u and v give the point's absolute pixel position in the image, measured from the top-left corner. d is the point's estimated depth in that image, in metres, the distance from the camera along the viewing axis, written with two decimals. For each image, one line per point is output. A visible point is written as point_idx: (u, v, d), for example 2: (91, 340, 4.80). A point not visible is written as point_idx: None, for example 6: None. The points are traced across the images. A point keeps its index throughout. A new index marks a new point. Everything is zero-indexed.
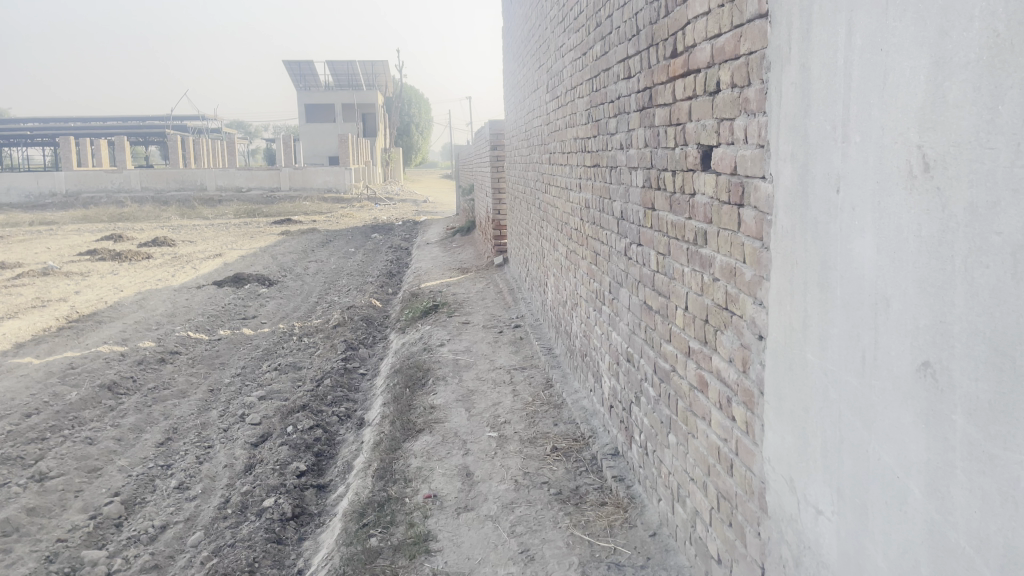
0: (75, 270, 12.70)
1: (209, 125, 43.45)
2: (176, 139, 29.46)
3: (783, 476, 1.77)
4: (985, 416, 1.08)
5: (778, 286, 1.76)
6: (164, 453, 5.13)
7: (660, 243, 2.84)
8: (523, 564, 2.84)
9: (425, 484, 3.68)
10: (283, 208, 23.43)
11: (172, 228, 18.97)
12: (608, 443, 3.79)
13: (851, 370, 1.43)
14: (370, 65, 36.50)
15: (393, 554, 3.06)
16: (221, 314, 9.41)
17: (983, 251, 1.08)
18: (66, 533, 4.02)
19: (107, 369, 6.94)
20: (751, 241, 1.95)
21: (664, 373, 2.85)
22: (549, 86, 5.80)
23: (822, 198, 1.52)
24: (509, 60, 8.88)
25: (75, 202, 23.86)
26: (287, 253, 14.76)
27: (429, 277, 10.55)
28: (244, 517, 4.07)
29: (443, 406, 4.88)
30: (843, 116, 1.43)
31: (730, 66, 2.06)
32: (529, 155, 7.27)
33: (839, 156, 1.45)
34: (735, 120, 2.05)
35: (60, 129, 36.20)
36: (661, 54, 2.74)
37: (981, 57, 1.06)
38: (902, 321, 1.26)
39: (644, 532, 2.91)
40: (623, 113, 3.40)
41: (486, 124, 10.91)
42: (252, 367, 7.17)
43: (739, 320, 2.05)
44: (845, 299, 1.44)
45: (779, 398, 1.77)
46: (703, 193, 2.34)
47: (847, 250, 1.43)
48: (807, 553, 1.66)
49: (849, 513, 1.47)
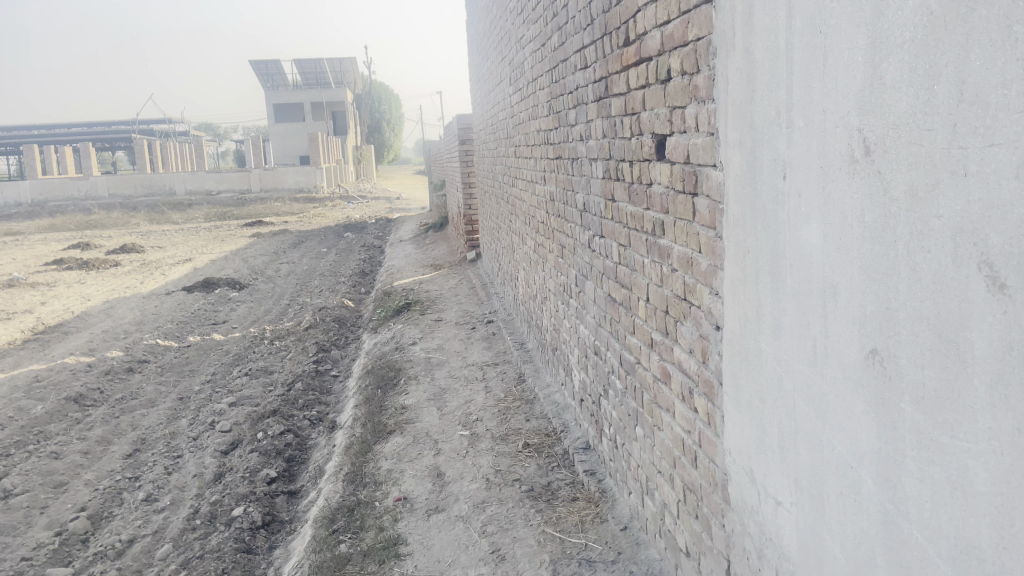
0: (41, 280, 12.45)
1: (176, 129, 42.88)
2: (143, 144, 29.06)
3: (743, 467, 1.75)
4: (932, 404, 1.05)
5: (732, 275, 1.73)
6: (132, 464, 5.04)
7: (621, 234, 2.81)
8: (494, 564, 2.81)
9: (395, 487, 3.63)
10: (254, 209, 23.19)
11: (142, 234, 18.70)
12: (579, 437, 3.76)
13: (803, 360, 1.41)
14: (337, 64, 36.20)
15: (363, 559, 3.02)
16: (191, 320, 9.29)
17: (923, 235, 1.05)
18: (31, 551, 3.92)
19: (73, 381, 6.80)
20: (705, 231, 1.92)
21: (629, 365, 2.82)
22: (512, 78, 5.74)
23: (770, 185, 1.49)
24: (473, 55, 8.81)
25: (40, 211, 23.42)
26: (259, 256, 14.59)
27: (401, 275, 10.48)
28: (213, 527, 4.01)
29: (414, 406, 4.83)
30: (786, 101, 1.41)
31: (679, 53, 2.03)
32: (496, 149, 7.22)
33: (784, 142, 1.42)
34: (686, 108, 2.01)
35: (23, 137, 35.49)
36: (614, 43, 2.71)
37: (916, 35, 1.03)
38: (849, 308, 1.24)
39: (615, 526, 2.88)
40: (581, 104, 3.37)
41: (454, 119, 10.82)
42: (222, 373, 7.07)
43: (698, 311, 2.02)
44: (796, 288, 1.42)
45: (737, 389, 1.74)
46: (659, 183, 2.31)
47: (795, 238, 1.40)
48: (770, 545, 1.64)
49: (807, 505, 1.44)
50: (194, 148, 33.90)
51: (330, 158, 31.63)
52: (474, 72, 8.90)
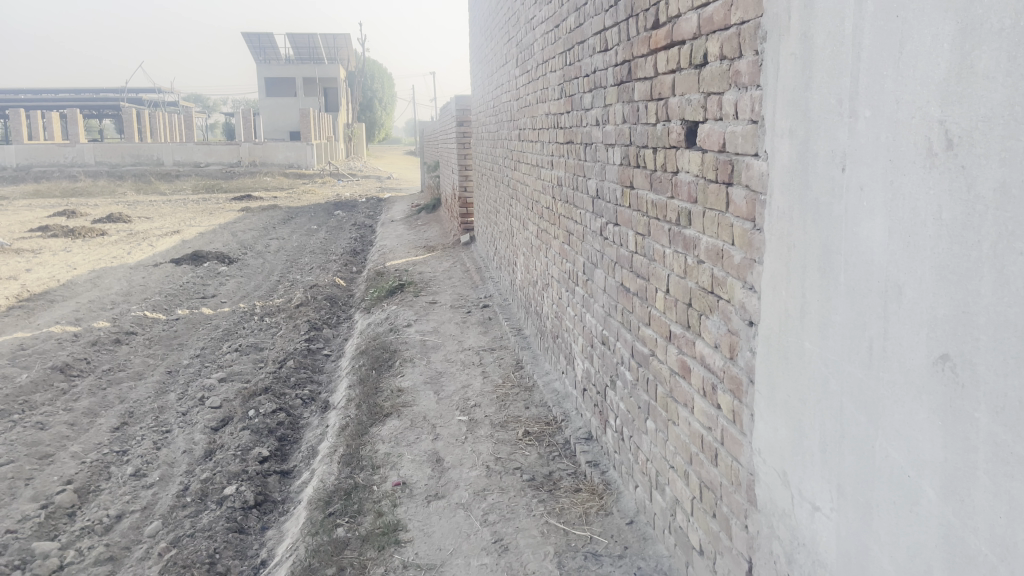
0: (24, 247, 12.24)
1: (165, 99, 42.43)
2: (130, 113, 28.73)
3: (774, 469, 1.69)
4: (1014, 415, 1.00)
5: (772, 270, 1.67)
6: (120, 437, 4.94)
7: (639, 223, 2.74)
8: (497, 554, 2.75)
9: (393, 471, 3.56)
10: (243, 183, 22.99)
11: (128, 204, 18.45)
12: (581, 427, 3.71)
13: (856, 362, 1.35)
14: (332, 40, 35.84)
15: (361, 545, 2.95)
16: (180, 293, 9.15)
17: (1015, 238, 0.99)
18: (16, 523, 3.82)
19: (59, 351, 6.68)
20: (741, 223, 1.85)
21: (642, 357, 2.76)
22: (518, 60, 5.65)
23: (824, 176, 1.43)
24: (475, 35, 8.72)
25: (25, 176, 23.13)
26: (248, 230, 14.40)
27: (394, 255, 10.40)
28: (204, 506, 3.93)
29: (411, 389, 4.76)
30: (851, 89, 1.34)
31: (718, 37, 1.95)
32: (497, 131, 7.14)
33: (845, 132, 1.36)
34: (724, 94, 1.94)
35: (9, 100, 35.01)
36: (641, 25, 2.63)
37: (1018, 24, 0.97)
38: (916, 309, 1.18)
39: (621, 519, 2.83)
40: (599, 88, 3.30)
41: (452, 100, 10.71)
42: (211, 348, 6.96)
43: (727, 305, 1.96)
44: (850, 286, 1.36)
45: (772, 388, 1.68)
46: (687, 171, 2.24)
47: (854, 233, 1.34)
48: (801, 550, 1.59)
49: (850, 511, 1.39)
50: (184, 118, 33.46)
51: (321, 135, 31.32)
52: (475, 53, 8.82)
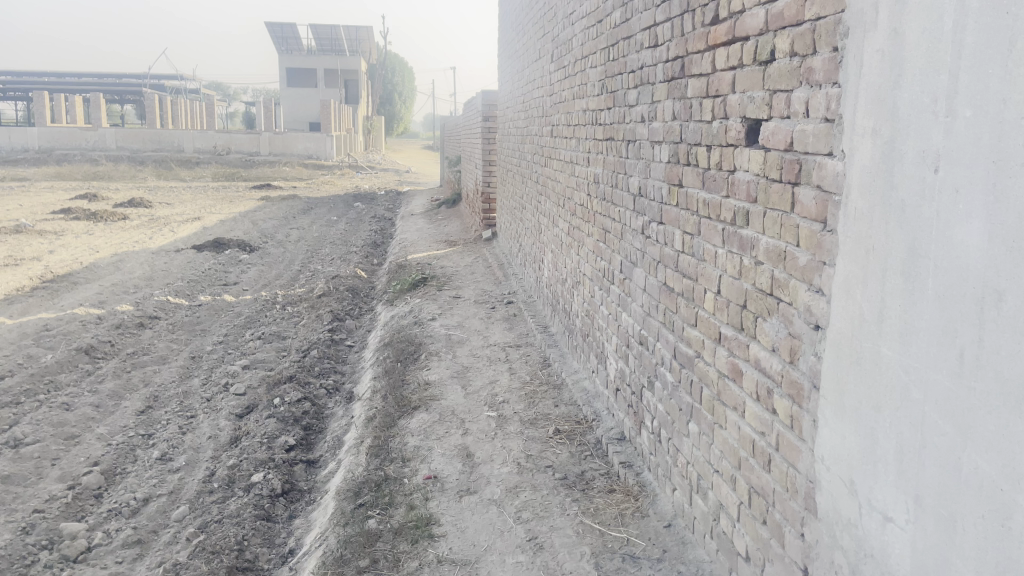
0: (48, 228, 12.33)
1: (187, 86, 42.65)
2: (153, 99, 28.88)
3: (840, 477, 1.65)
4: None
5: (846, 273, 1.62)
6: (145, 421, 4.95)
7: (688, 222, 2.70)
8: (532, 552, 2.72)
9: (424, 465, 3.54)
10: (263, 172, 23.04)
11: (149, 189, 18.57)
12: (613, 427, 3.67)
13: (943, 370, 1.31)
14: (355, 32, 35.88)
15: (394, 538, 2.93)
16: (202, 279, 9.17)
17: None
18: (43, 503, 3.81)
19: (84, 332, 6.70)
20: (808, 224, 1.81)
21: (685, 358, 2.72)
22: (554, 55, 5.62)
23: (914, 177, 1.38)
24: (506, 30, 8.69)
25: (48, 158, 23.34)
26: (268, 219, 14.43)
27: (416, 248, 10.38)
28: (231, 492, 3.92)
29: (438, 382, 4.73)
30: (948, 87, 1.29)
31: (789, 33, 1.91)
32: (525, 127, 7.11)
33: (940, 132, 1.31)
34: (794, 92, 1.90)
35: (33, 82, 35.25)
36: (698, 21, 2.58)
37: None
38: (1019, 318, 1.14)
39: (658, 522, 2.80)
40: (646, 84, 3.25)
41: (479, 95, 10.67)
42: (234, 335, 6.97)
43: (789, 308, 1.91)
44: (940, 290, 1.31)
45: (841, 394, 1.64)
46: (746, 170, 2.19)
47: (947, 237, 1.29)
48: (868, 561, 1.55)
49: (929, 524, 1.35)
50: (206, 105, 33.63)
51: (341, 126, 31.36)
52: (505, 48, 8.79)
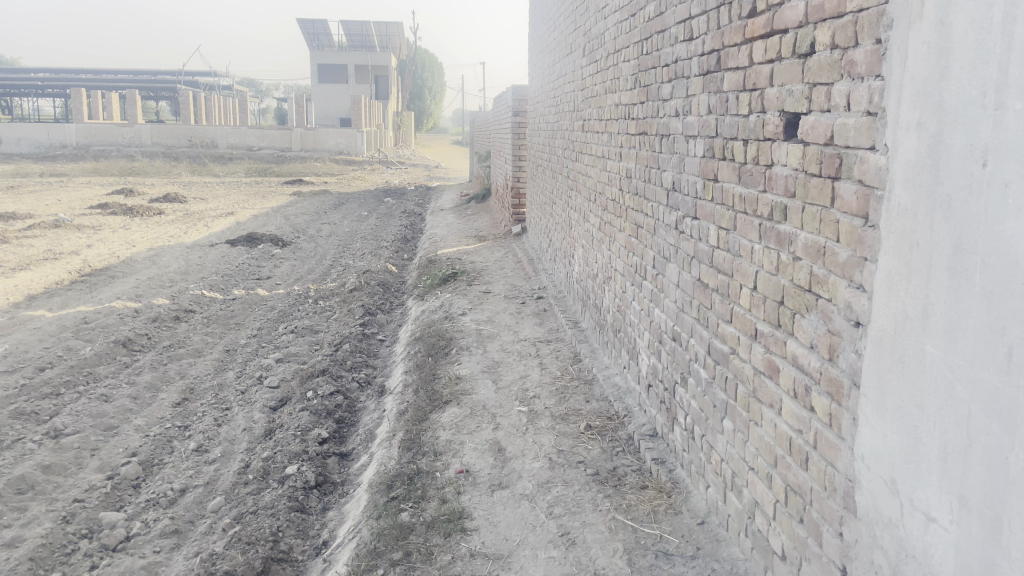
0: (86, 223, 12.56)
1: (221, 83, 43.05)
2: (187, 94, 29.18)
3: (881, 477, 1.62)
4: None
5: (888, 269, 1.60)
6: (181, 413, 5.02)
7: (722, 217, 2.67)
8: (564, 548, 2.72)
9: (456, 459, 3.55)
10: (294, 168, 23.19)
11: (184, 184, 18.84)
12: (645, 424, 3.64)
13: (989, 368, 1.28)
14: (384, 28, 35.90)
15: (427, 531, 2.95)
16: (235, 274, 9.26)
17: None
18: (83, 493, 3.88)
19: (122, 326, 6.81)
20: (848, 219, 1.79)
21: (720, 354, 2.70)
22: (586, 48, 5.58)
23: (960, 172, 1.35)
24: (537, 25, 8.63)
25: (86, 154, 23.71)
26: (300, 215, 14.54)
27: (445, 243, 10.39)
28: (266, 484, 3.97)
29: (468, 376, 4.75)
30: (998, 79, 1.26)
31: (829, 26, 1.88)
32: (556, 121, 7.08)
33: (988, 125, 1.28)
34: (834, 85, 1.87)
35: (71, 79, 35.82)
36: (735, 13, 2.55)
37: None
38: None
39: (691, 519, 2.78)
40: (680, 78, 3.22)
41: (509, 90, 10.61)
42: (267, 329, 7.03)
43: (828, 304, 1.89)
44: (987, 286, 1.29)
45: (883, 392, 1.61)
46: (784, 164, 2.17)
47: (996, 232, 1.26)
48: (909, 561, 1.53)
49: (974, 524, 1.33)
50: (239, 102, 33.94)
51: (371, 122, 31.48)
52: (536, 42, 8.74)
